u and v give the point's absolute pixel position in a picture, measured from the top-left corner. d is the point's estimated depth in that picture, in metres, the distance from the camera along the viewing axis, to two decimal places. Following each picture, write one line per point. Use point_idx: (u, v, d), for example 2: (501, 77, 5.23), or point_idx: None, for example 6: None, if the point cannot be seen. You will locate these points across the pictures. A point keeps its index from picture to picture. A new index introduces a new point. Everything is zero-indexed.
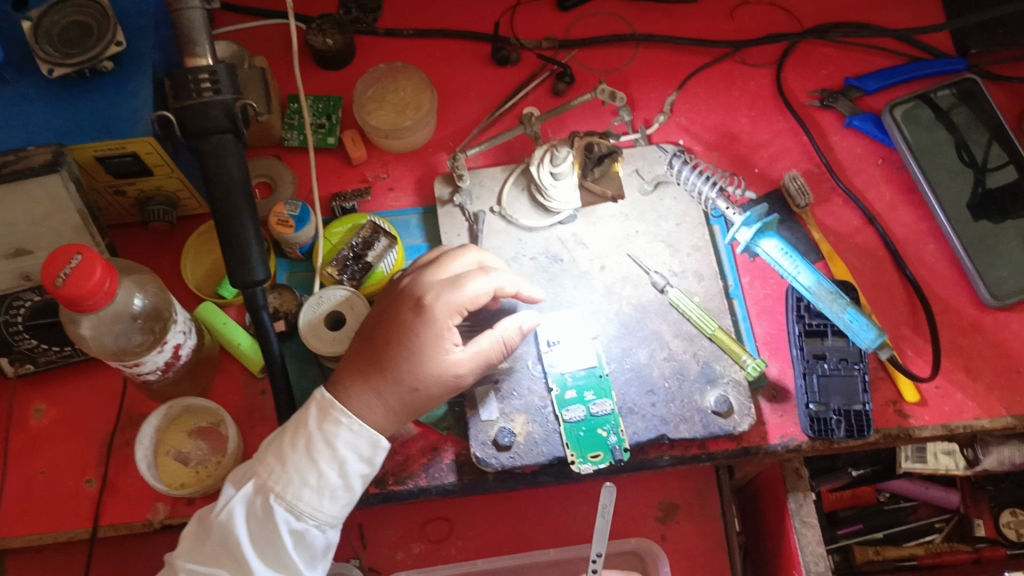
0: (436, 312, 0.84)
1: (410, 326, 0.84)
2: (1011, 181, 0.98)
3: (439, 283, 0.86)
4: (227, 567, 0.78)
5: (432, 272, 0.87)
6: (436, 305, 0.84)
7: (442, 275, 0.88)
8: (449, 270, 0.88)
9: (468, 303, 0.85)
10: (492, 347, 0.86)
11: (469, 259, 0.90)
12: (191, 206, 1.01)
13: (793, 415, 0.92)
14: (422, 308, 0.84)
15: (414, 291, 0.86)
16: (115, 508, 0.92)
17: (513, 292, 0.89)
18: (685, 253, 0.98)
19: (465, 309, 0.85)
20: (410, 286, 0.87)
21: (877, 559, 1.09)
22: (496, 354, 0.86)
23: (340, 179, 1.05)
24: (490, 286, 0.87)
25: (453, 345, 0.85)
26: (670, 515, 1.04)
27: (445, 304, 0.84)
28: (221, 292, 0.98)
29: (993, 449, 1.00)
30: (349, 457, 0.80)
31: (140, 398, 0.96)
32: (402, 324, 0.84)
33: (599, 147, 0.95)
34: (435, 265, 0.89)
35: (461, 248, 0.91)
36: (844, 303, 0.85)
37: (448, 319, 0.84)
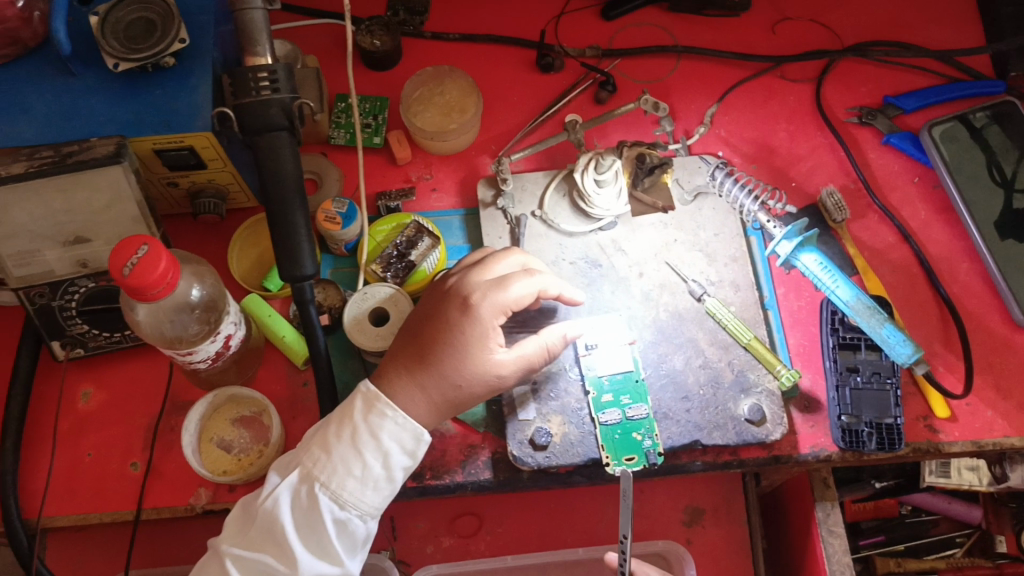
0: (483, 312, 0.85)
1: (456, 325, 0.86)
2: None
3: (485, 283, 0.88)
4: (272, 553, 0.80)
5: (478, 272, 0.89)
6: (483, 305, 0.86)
7: (488, 275, 0.90)
8: (495, 271, 0.90)
9: (513, 304, 0.87)
10: (535, 351, 0.88)
11: (514, 261, 0.92)
12: (239, 199, 1.03)
13: (824, 426, 0.94)
14: (468, 308, 0.86)
15: (461, 291, 0.88)
16: (159, 492, 0.94)
17: (556, 294, 0.91)
18: (723, 263, 1.00)
19: (510, 309, 0.86)
20: (457, 285, 0.89)
21: (899, 570, 1.12)
22: (539, 359, 0.88)
23: (385, 179, 1.07)
24: (533, 288, 0.88)
25: (497, 346, 0.87)
26: (695, 519, 1.06)
27: (491, 304, 0.86)
28: (266, 285, 0.99)
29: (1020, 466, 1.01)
30: (394, 449, 0.82)
31: (185, 386, 0.99)
32: (449, 323, 0.86)
33: (650, 158, 0.97)
34: (480, 265, 0.91)
35: (506, 250, 0.94)
36: (881, 318, 0.86)
37: (494, 319, 0.86)
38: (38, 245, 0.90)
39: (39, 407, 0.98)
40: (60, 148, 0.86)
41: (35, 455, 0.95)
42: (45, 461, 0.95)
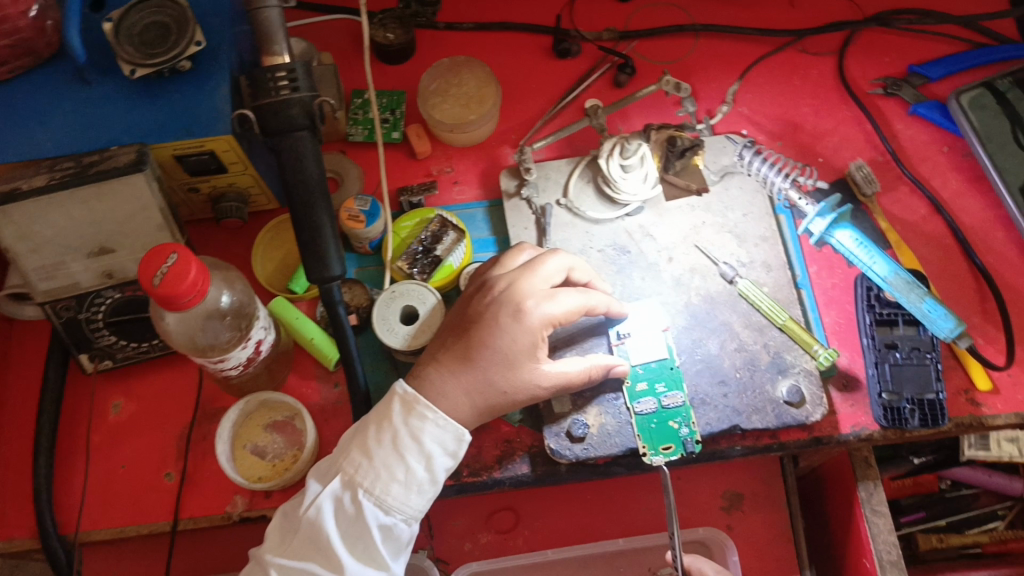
0: (534, 322, 0.85)
1: (505, 331, 0.85)
2: None
3: (536, 291, 0.87)
4: (317, 560, 0.80)
5: (527, 277, 0.88)
6: (534, 314, 0.86)
7: (537, 280, 0.88)
8: (542, 275, 0.88)
9: (561, 318, 0.86)
10: (577, 373, 0.88)
11: (561, 264, 0.90)
12: (261, 202, 1.02)
13: (864, 405, 0.92)
14: (519, 317, 0.85)
15: (513, 296, 0.86)
16: (195, 501, 0.93)
17: (604, 310, 0.91)
18: (753, 244, 0.98)
19: (558, 323, 0.86)
20: (506, 290, 0.87)
21: (941, 546, 1.11)
22: (580, 381, 0.88)
23: (406, 174, 1.06)
24: (583, 303, 0.88)
25: (543, 357, 0.87)
26: (735, 504, 1.04)
27: (542, 314, 0.86)
28: (292, 287, 0.98)
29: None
30: (436, 451, 0.83)
31: (216, 392, 0.98)
32: (497, 328, 0.85)
33: (682, 141, 0.96)
34: (529, 268, 0.89)
35: (552, 252, 0.91)
36: (921, 293, 0.85)
37: (543, 330, 0.86)
38: (63, 257, 0.89)
39: (71, 420, 0.98)
40: (80, 159, 0.86)
41: (69, 469, 0.95)
42: (80, 474, 0.95)
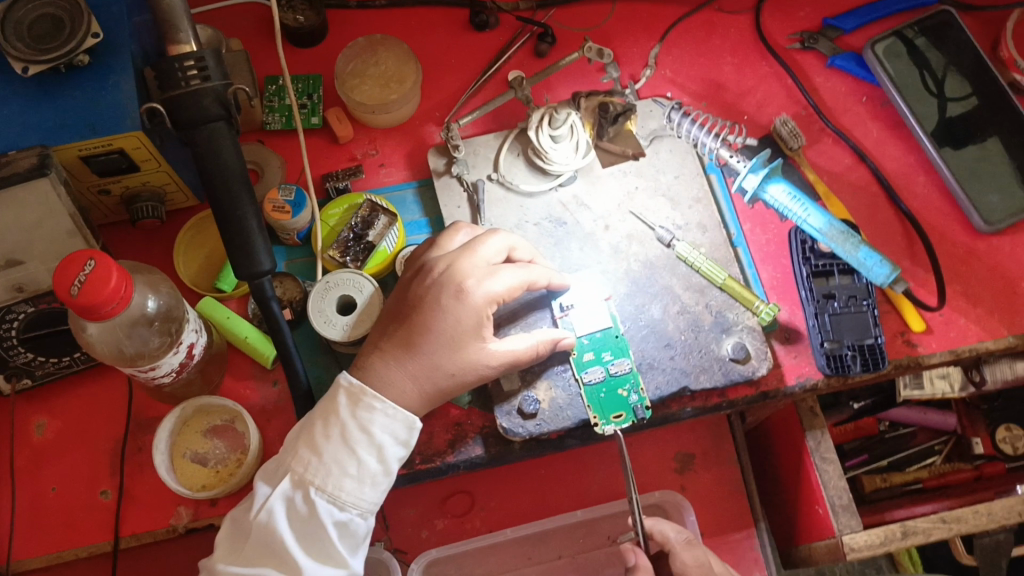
0: (477, 301, 0.83)
1: (448, 313, 0.83)
2: (971, 111, 1.00)
3: (476, 270, 0.85)
4: (272, 564, 0.78)
5: (466, 257, 0.86)
6: (476, 293, 0.84)
7: (477, 259, 0.86)
8: (482, 254, 0.86)
9: (503, 295, 0.85)
10: (524, 350, 0.86)
11: (500, 242, 0.88)
12: (178, 199, 0.97)
13: (807, 355, 0.94)
14: (461, 296, 0.83)
15: (453, 277, 0.84)
16: (136, 517, 0.89)
17: (545, 284, 0.90)
18: (687, 206, 0.98)
19: (501, 300, 0.84)
20: (445, 271, 0.85)
21: (884, 486, 1.14)
22: (528, 357, 0.87)
23: (329, 160, 1.03)
24: (523, 279, 0.87)
25: (489, 336, 0.85)
26: (687, 465, 1.05)
27: (484, 292, 0.84)
28: (220, 285, 0.94)
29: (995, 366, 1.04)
30: (387, 441, 0.82)
31: (147, 402, 0.93)
32: (440, 311, 0.83)
33: (614, 107, 0.97)
34: (468, 247, 0.87)
35: (490, 231, 0.89)
36: (856, 241, 0.86)
37: (487, 308, 0.84)
38: None
39: None
40: None
41: None
42: (7, 501, 0.89)
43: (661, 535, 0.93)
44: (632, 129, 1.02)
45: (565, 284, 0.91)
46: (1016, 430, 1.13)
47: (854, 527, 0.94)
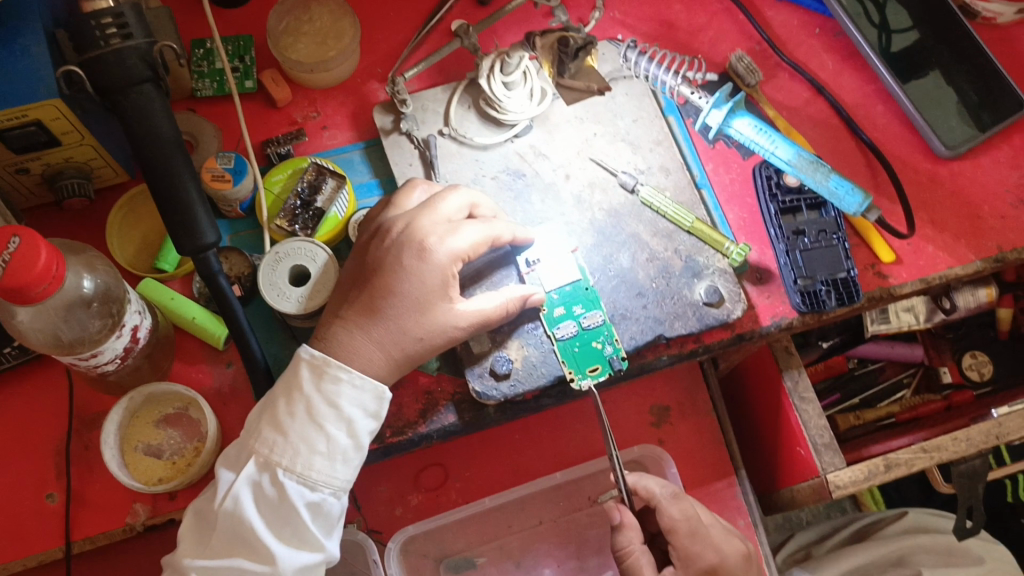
0: (441, 259, 0.79)
1: (412, 274, 0.79)
2: (914, 43, 1.01)
3: (438, 226, 0.80)
4: (245, 555, 0.74)
5: (426, 214, 0.81)
6: (439, 251, 0.79)
7: (437, 216, 0.81)
8: (443, 210, 0.82)
9: (468, 251, 0.80)
10: (494, 308, 0.81)
11: (461, 197, 0.83)
12: (106, 175, 0.90)
13: (780, 295, 0.91)
14: (425, 255, 0.79)
15: (413, 236, 0.80)
16: (89, 519, 0.82)
17: (509, 238, 0.85)
18: (648, 149, 0.95)
19: (466, 257, 0.80)
20: (404, 230, 0.80)
21: (858, 423, 1.15)
22: (497, 316, 0.82)
23: (268, 126, 0.97)
24: (487, 234, 0.82)
25: (456, 296, 0.81)
26: (663, 418, 1.02)
27: (447, 250, 0.79)
28: (160, 265, 0.88)
29: (970, 290, 1.09)
30: (356, 414, 0.77)
31: (90, 396, 0.86)
32: (403, 272, 0.79)
33: (574, 40, 0.92)
34: (427, 204, 0.82)
35: (450, 187, 0.84)
36: (826, 171, 0.84)
37: (452, 267, 0.80)
38: None
39: None
40: None
41: None
42: None
43: (645, 491, 0.89)
44: (592, 65, 0.98)
45: (530, 237, 0.87)
46: (980, 356, 1.16)
47: (838, 464, 0.93)
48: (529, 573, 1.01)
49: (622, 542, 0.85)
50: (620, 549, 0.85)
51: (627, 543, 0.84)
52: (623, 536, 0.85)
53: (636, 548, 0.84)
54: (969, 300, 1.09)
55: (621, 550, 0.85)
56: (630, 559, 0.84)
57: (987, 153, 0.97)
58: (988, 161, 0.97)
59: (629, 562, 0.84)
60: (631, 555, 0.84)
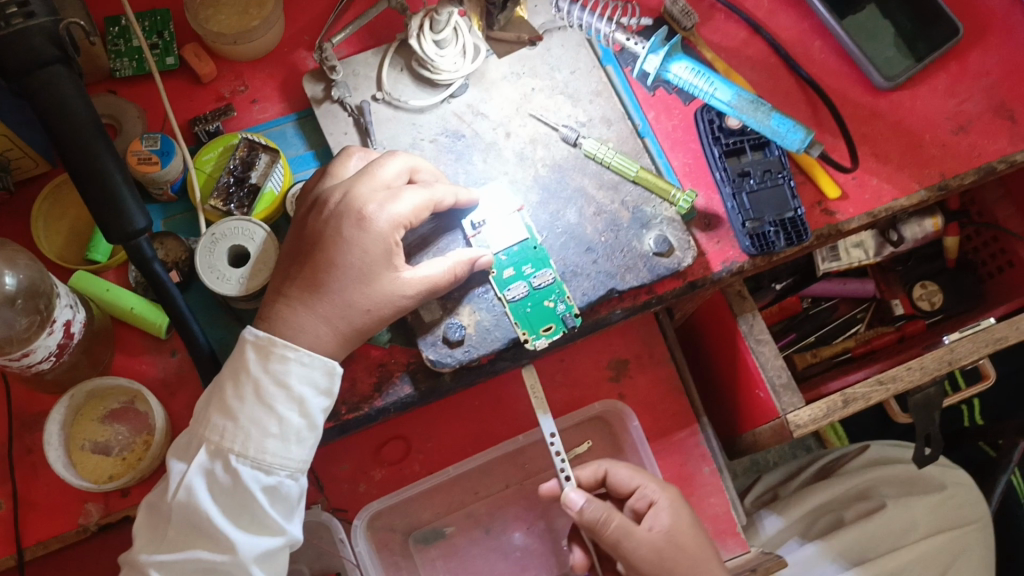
0: (382, 227, 0.76)
1: (354, 244, 0.76)
2: None
3: (377, 193, 0.78)
4: (204, 546, 0.72)
5: (363, 181, 0.78)
6: (379, 218, 0.77)
7: (376, 183, 0.79)
8: (381, 177, 0.79)
9: (410, 217, 0.78)
10: (441, 274, 0.79)
11: (400, 162, 0.81)
12: (26, 166, 0.86)
13: (729, 240, 0.91)
14: (364, 223, 0.76)
15: (352, 205, 0.77)
16: (38, 523, 0.80)
17: (452, 201, 0.83)
18: (588, 101, 0.93)
19: (408, 223, 0.78)
20: (342, 200, 0.78)
21: (815, 361, 1.15)
22: (446, 282, 0.80)
23: (195, 103, 0.93)
24: (428, 198, 0.79)
25: (401, 264, 0.79)
26: (622, 371, 1.01)
27: (388, 217, 0.77)
28: (91, 256, 0.84)
29: (916, 220, 1.12)
30: (307, 393, 0.75)
31: (29, 396, 0.83)
32: (344, 242, 0.76)
33: None
34: (364, 172, 0.79)
35: (388, 153, 0.82)
36: (767, 109, 0.83)
37: (394, 234, 0.78)
38: None
39: None
40: None
41: None
42: None
43: (588, 473, 0.91)
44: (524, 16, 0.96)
45: (474, 198, 0.85)
46: (930, 287, 1.18)
47: (797, 403, 0.93)
48: (499, 538, 1.00)
49: (596, 512, 0.84)
50: (599, 517, 0.83)
51: (603, 508, 0.84)
52: (595, 505, 0.84)
53: (613, 511, 0.84)
54: (916, 231, 1.12)
55: (600, 518, 0.83)
56: (613, 521, 0.83)
57: (926, 82, 0.97)
58: (927, 90, 0.97)
59: (614, 526, 0.83)
60: (613, 517, 0.83)
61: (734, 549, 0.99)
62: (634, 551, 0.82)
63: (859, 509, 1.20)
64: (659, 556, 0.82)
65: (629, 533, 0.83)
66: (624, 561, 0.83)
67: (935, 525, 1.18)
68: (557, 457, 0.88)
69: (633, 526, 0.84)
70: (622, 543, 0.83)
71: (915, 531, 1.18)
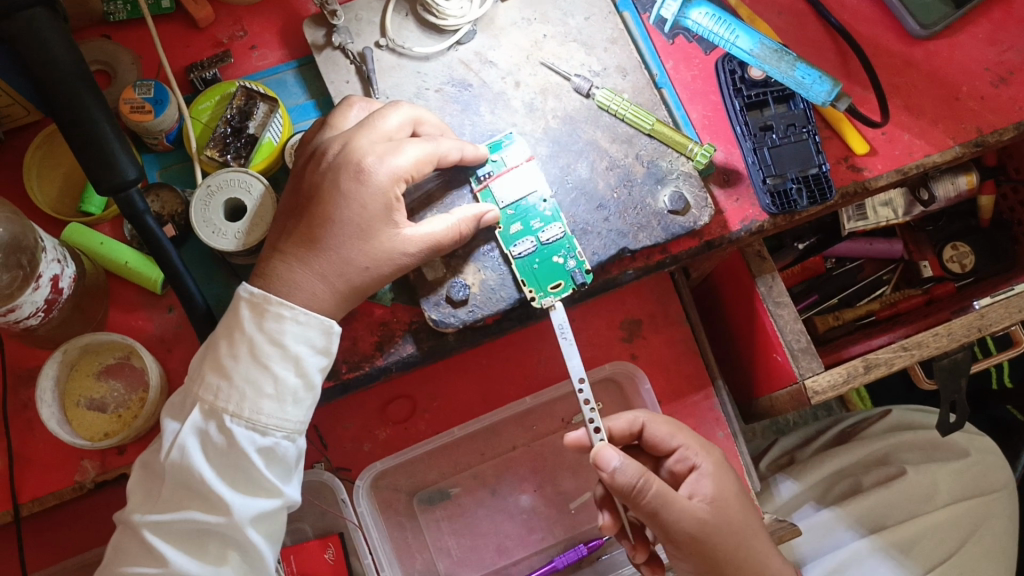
0: (381, 181, 0.73)
1: (351, 199, 0.73)
2: None
3: (377, 145, 0.74)
4: (197, 506, 0.69)
5: (364, 132, 0.75)
6: (379, 171, 0.73)
7: (377, 133, 0.75)
8: (382, 128, 0.75)
9: (412, 170, 0.74)
10: (445, 231, 0.75)
11: (404, 113, 0.77)
12: (18, 114, 0.83)
13: (749, 197, 0.86)
14: (363, 177, 0.73)
15: (350, 157, 0.73)
16: (35, 479, 0.79)
17: (458, 155, 0.79)
18: (602, 48, 0.88)
19: (409, 177, 0.74)
20: (341, 151, 0.74)
21: (838, 324, 1.11)
22: (450, 240, 0.76)
23: (191, 48, 0.90)
24: (431, 152, 0.75)
25: (402, 220, 0.75)
26: (635, 332, 0.98)
27: (387, 170, 0.73)
28: (85, 208, 0.82)
29: (948, 177, 1.06)
30: (304, 352, 0.72)
31: (25, 350, 0.82)
32: (342, 197, 0.73)
33: None
34: (366, 122, 0.76)
35: (391, 103, 0.78)
36: (791, 60, 0.78)
37: (394, 188, 0.74)
38: None
39: None
40: None
41: None
42: None
43: (623, 423, 0.83)
44: None
45: (483, 152, 0.81)
46: (962, 248, 1.12)
47: (816, 368, 0.90)
48: (505, 500, 0.98)
49: (632, 473, 0.74)
50: (636, 482, 0.74)
51: (641, 470, 0.74)
52: (632, 466, 0.74)
53: (650, 475, 0.75)
54: (948, 188, 1.06)
55: (639, 481, 0.74)
56: (652, 488, 0.74)
57: (965, 29, 0.91)
58: (967, 38, 0.91)
59: (652, 492, 0.74)
60: (651, 481, 0.74)
61: None
62: (674, 522, 0.75)
63: (879, 476, 1.16)
64: (699, 531, 0.75)
65: (668, 503, 0.74)
66: (660, 529, 0.76)
67: (958, 492, 1.14)
68: (586, 408, 0.78)
69: (672, 494, 0.75)
70: (661, 513, 0.74)
71: (938, 497, 1.14)
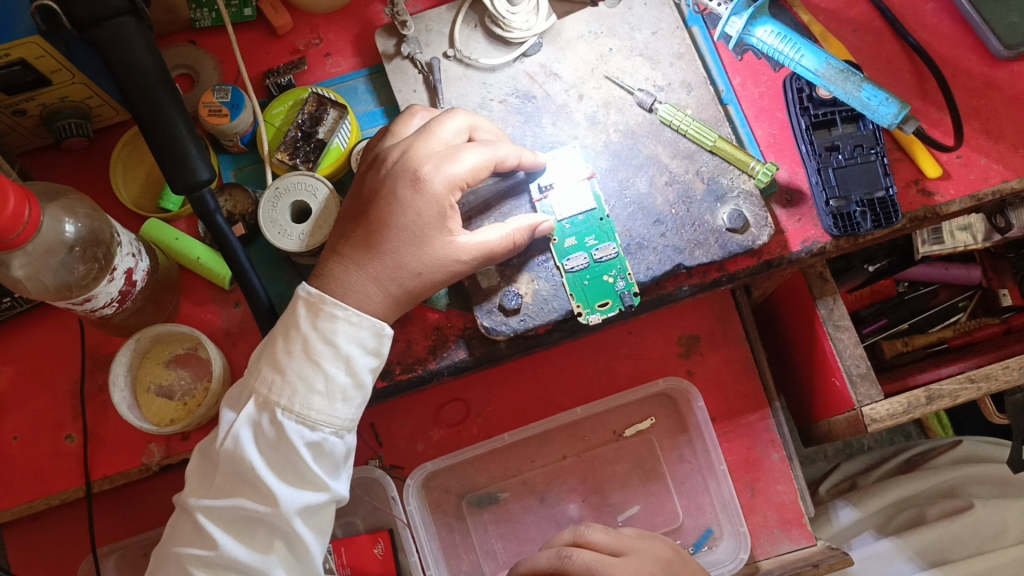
0: (437, 188, 0.75)
1: (408, 206, 0.75)
2: None
3: (435, 153, 0.76)
4: (246, 495, 0.72)
5: (423, 140, 0.76)
6: (435, 179, 0.75)
7: (435, 142, 0.77)
8: (440, 137, 0.77)
9: (467, 178, 0.76)
10: (498, 240, 0.77)
11: (461, 122, 0.78)
12: (106, 114, 0.89)
13: (811, 218, 0.85)
14: (419, 185, 0.75)
15: (408, 164, 0.75)
16: (105, 459, 0.84)
17: (515, 163, 0.80)
18: (668, 64, 0.88)
19: (465, 184, 0.75)
20: (400, 159, 0.76)
21: (907, 350, 1.08)
22: (503, 249, 0.77)
23: (271, 55, 0.94)
24: (488, 158, 0.77)
25: (457, 228, 0.77)
26: (692, 348, 0.97)
27: (443, 177, 0.75)
28: (164, 205, 0.87)
29: None
30: (355, 351, 0.74)
31: (105, 336, 0.87)
32: (399, 203, 0.75)
33: None
34: (424, 130, 0.77)
35: (448, 111, 0.79)
36: (858, 80, 0.77)
37: (449, 196, 0.75)
38: None
39: None
40: None
41: None
42: None
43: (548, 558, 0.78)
44: None
45: (541, 161, 0.82)
46: None
47: (875, 396, 0.88)
48: (553, 508, 0.98)
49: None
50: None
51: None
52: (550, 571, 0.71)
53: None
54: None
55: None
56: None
57: None
58: None
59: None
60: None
61: (799, 541, 0.94)
62: None
63: (944, 508, 1.12)
64: None
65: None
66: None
67: None
68: None
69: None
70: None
71: (1007, 535, 1.09)
